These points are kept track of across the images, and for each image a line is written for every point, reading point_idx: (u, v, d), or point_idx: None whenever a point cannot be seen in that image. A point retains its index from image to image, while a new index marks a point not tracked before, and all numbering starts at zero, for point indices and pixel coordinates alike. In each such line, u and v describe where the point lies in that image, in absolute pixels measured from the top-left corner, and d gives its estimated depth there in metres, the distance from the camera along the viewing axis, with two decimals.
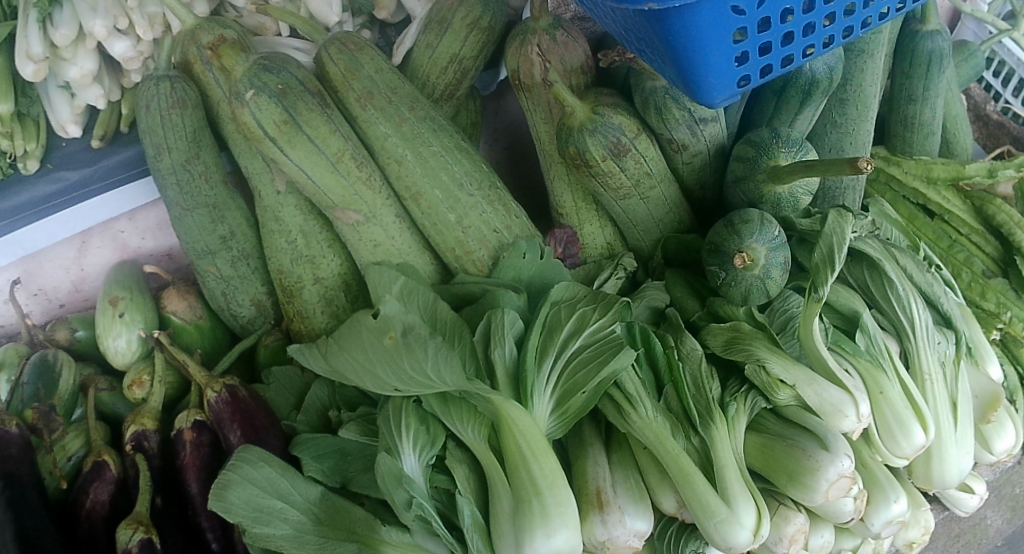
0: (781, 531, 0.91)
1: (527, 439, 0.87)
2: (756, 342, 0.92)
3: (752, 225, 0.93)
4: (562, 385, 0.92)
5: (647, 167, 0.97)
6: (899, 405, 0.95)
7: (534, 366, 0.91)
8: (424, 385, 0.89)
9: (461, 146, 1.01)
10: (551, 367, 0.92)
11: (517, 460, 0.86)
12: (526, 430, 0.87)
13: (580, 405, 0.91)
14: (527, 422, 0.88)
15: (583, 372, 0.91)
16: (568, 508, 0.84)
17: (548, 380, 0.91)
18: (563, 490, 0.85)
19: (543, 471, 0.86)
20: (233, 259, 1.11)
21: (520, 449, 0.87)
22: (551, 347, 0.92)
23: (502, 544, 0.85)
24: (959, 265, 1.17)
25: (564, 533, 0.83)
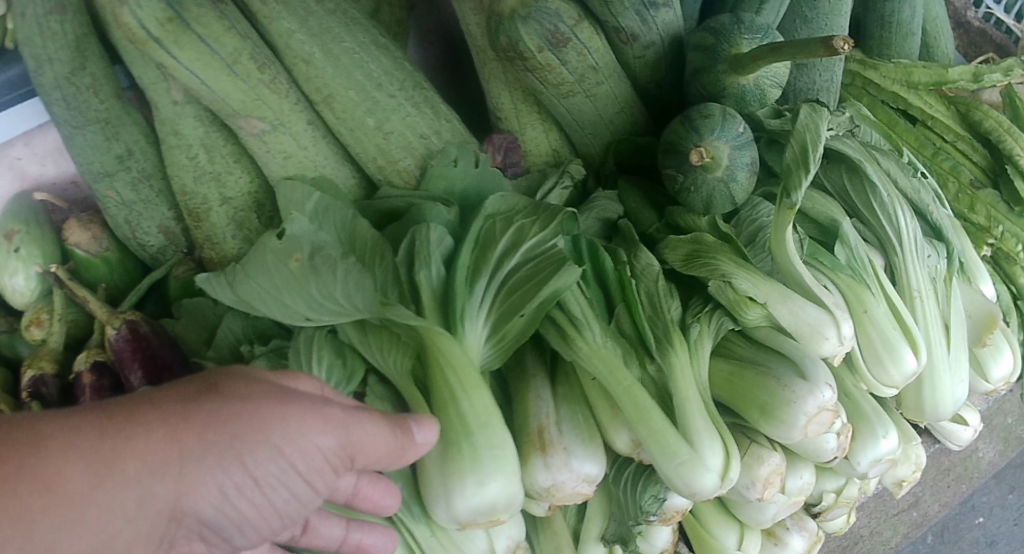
0: (753, 473, 0.77)
1: (456, 373, 0.74)
2: (721, 257, 0.80)
3: (714, 120, 0.81)
4: (498, 308, 0.80)
5: (592, 60, 0.85)
6: (886, 327, 0.83)
7: (465, 287, 0.79)
8: (338, 311, 0.77)
9: (378, 42, 0.90)
10: (485, 289, 0.80)
11: (445, 398, 0.74)
12: (457, 363, 0.75)
13: (520, 330, 0.79)
14: (457, 351, 0.75)
15: (521, 291, 0.80)
16: (505, 451, 0.72)
17: (482, 302, 0.79)
18: (499, 434, 0.73)
19: (476, 408, 0.73)
20: (133, 181, 0.99)
21: (449, 385, 0.74)
22: (484, 265, 0.80)
23: (430, 494, 0.73)
24: (946, 175, 1.07)
25: (499, 480, 0.71)
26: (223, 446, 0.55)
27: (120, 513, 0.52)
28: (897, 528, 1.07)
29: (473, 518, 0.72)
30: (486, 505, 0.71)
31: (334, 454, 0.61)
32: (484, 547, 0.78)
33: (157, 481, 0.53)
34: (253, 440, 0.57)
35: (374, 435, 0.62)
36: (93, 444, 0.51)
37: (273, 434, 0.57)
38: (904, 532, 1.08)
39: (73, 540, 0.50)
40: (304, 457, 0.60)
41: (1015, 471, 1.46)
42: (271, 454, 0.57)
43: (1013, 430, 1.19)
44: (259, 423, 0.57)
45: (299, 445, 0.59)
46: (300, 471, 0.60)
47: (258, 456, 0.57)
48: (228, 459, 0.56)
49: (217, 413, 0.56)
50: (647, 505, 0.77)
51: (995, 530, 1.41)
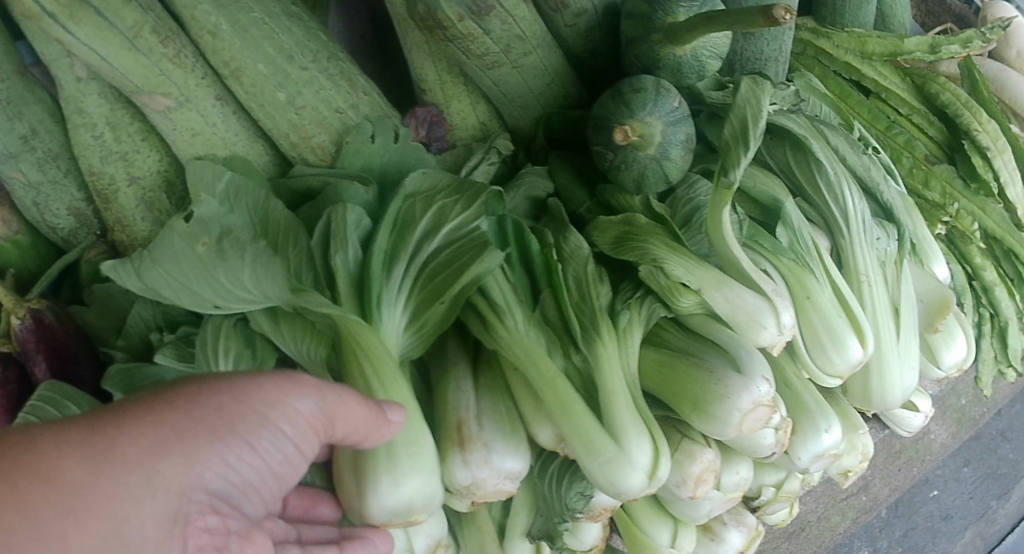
0: (684, 471, 0.73)
1: (373, 367, 0.69)
2: (651, 240, 0.75)
3: (646, 94, 0.76)
4: (419, 293, 0.75)
5: (518, 28, 0.81)
6: (830, 314, 0.79)
7: (380, 271, 0.73)
8: (251, 298, 0.70)
9: (290, 11, 0.84)
10: (403, 273, 0.74)
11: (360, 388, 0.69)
12: (376, 356, 0.69)
13: (440, 317, 0.74)
14: (372, 339, 0.69)
15: (441, 276, 0.74)
16: (423, 448, 0.66)
17: (400, 288, 0.74)
18: (415, 430, 0.67)
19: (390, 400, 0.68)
20: (38, 162, 0.92)
21: (364, 380, 0.69)
22: (403, 249, 0.74)
23: (345, 494, 0.68)
24: (900, 149, 1.05)
25: (415, 480, 0.65)
26: (213, 420, 0.54)
27: (127, 498, 0.48)
28: (845, 513, 1.06)
29: (388, 520, 0.65)
30: (404, 506, 0.65)
31: (319, 416, 0.60)
32: (403, 546, 0.73)
33: (159, 459, 0.50)
34: (240, 412, 0.55)
35: (356, 402, 0.61)
36: (82, 435, 0.48)
37: (257, 403, 0.57)
38: (852, 517, 1.06)
39: (84, 530, 0.46)
40: (291, 424, 0.58)
41: (969, 444, 1.46)
42: (261, 422, 0.56)
43: (967, 411, 1.18)
44: (240, 396, 0.56)
45: (285, 412, 0.58)
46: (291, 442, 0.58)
47: (250, 426, 0.55)
48: (219, 432, 0.54)
49: (198, 394, 0.54)
50: (573, 503, 0.73)
51: (949, 504, 1.40)
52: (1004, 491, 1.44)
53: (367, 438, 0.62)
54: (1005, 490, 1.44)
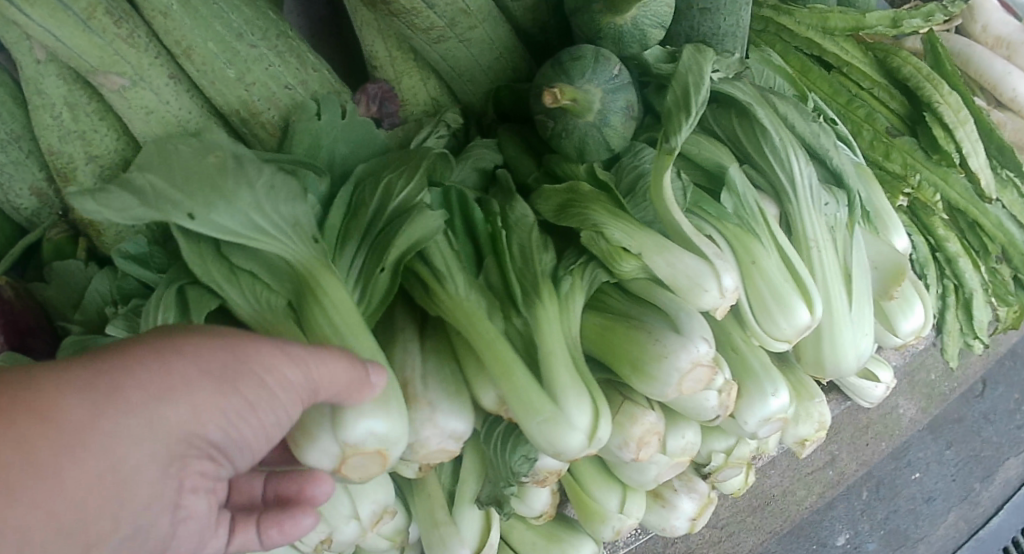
0: (626, 433, 0.73)
1: (339, 313, 0.67)
2: (593, 206, 0.76)
3: (584, 62, 0.77)
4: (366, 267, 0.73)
5: (463, 3, 0.82)
6: (775, 278, 0.79)
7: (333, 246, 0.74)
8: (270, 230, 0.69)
9: None
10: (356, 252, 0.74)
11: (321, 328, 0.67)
12: (339, 300, 0.67)
13: (383, 287, 0.73)
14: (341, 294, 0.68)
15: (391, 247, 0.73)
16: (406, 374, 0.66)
17: (353, 262, 0.73)
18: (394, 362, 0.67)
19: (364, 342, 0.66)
20: (0, 143, 0.94)
21: (331, 322, 0.67)
22: (354, 228, 0.75)
23: (311, 424, 0.64)
24: (861, 122, 1.04)
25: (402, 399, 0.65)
26: (215, 374, 0.54)
27: (126, 443, 0.49)
28: (812, 487, 1.06)
29: (363, 442, 0.63)
30: (382, 431, 0.63)
31: (313, 384, 0.59)
32: (349, 511, 0.73)
33: (165, 405, 0.51)
34: (241, 368, 0.55)
35: (347, 364, 0.60)
36: (88, 377, 0.48)
37: (259, 361, 0.56)
38: (819, 492, 1.06)
39: (82, 468, 0.47)
40: (288, 387, 0.58)
41: (952, 425, 1.35)
42: (262, 382, 0.56)
43: (937, 386, 1.17)
44: (242, 353, 0.56)
45: (286, 370, 0.57)
46: (283, 402, 0.58)
47: (250, 384, 0.55)
48: (220, 386, 0.54)
49: (204, 344, 0.54)
50: (518, 466, 0.73)
51: (933, 485, 1.30)
52: (988, 472, 1.33)
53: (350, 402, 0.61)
54: (989, 472, 1.33)
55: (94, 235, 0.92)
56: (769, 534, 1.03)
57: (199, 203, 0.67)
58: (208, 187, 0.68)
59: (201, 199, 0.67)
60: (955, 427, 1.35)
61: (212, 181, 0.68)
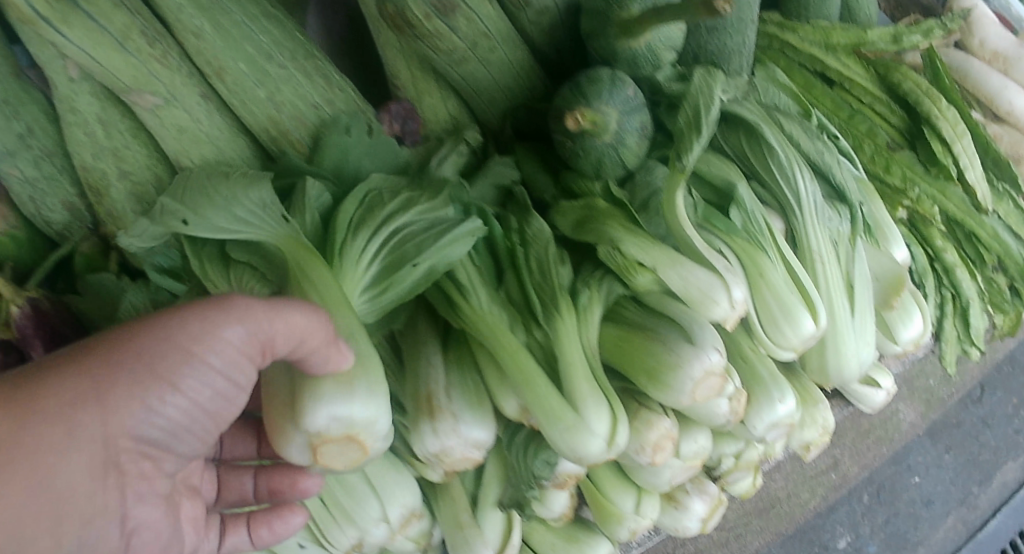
0: (642, 438, 0.77)
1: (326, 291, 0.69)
2: (609, 222, 0.80)
3: (601, 85, 0.81)
4: (387, 260, 0.76)
5: (483, 26, 0.86)
6: (782, 290, 0.83)
7: (348, 233, 0.75)
8: (252, 219, 0.73)
9: (269, 13, 0.90)
10: (373, 243, 0.75)
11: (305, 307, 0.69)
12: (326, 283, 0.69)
13: (404, 280, 0.76)
14: (332, 284, 0.70)
15: (415, 243, 0.76)
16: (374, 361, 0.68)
17: (368, 249, 0.75)
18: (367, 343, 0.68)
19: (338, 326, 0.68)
20: (35, 159, 0.98)
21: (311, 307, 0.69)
22: (370, 221, 0.76)
23: (280, 421, 0.67)
24: (863, 136, 1.10)
25: (366, 386, 0.66)
26: (134, 363, 0.59)
27: (49, 445, 0.56)
28: (815, 490, 1.10)
29: (327, 428, 0.65)
30: (345, 416, 0.65)
31: (246, 346, 0.62)
32: (378, 515, 0.78)
33: (81, 406, 0.57)
34: (159, 351, 0.60)
35: (304, 317, 0.63)
36: (1, 402, 0.54)
37: (180, 341, 0.60)
38: (822, 494, 1.11)
39: (14, 475, 0.54)
40: (218, 356, 0.62)
41: (952, 430, 1.37)
42: (185, 358, 0.60)
43: (936, 392, 1.21)
44: (161, 335, 0.60)
45: (213, 341, 0.61)
46: (220, 369, 0.63)
47: (174, 362, 0.60)
48: (140, 373, 0.59)
49: (118, 340, 0.59)
50: (539, 471, 0.77)
51: (931, 490, 1.34)
52: (985, 477, 1.37)
53: (316, 370, 0.64)
54: (987, 476, 1.37)
55: (127, 250, 0.96)
56: (774, 534, 1.07)
57: (193, 206, 0.72)
58: (197, 190, 0.74)
59: (195, 201, 0.72)
60: (954, 432, 1.38)
61: (205, 186, 0.74)
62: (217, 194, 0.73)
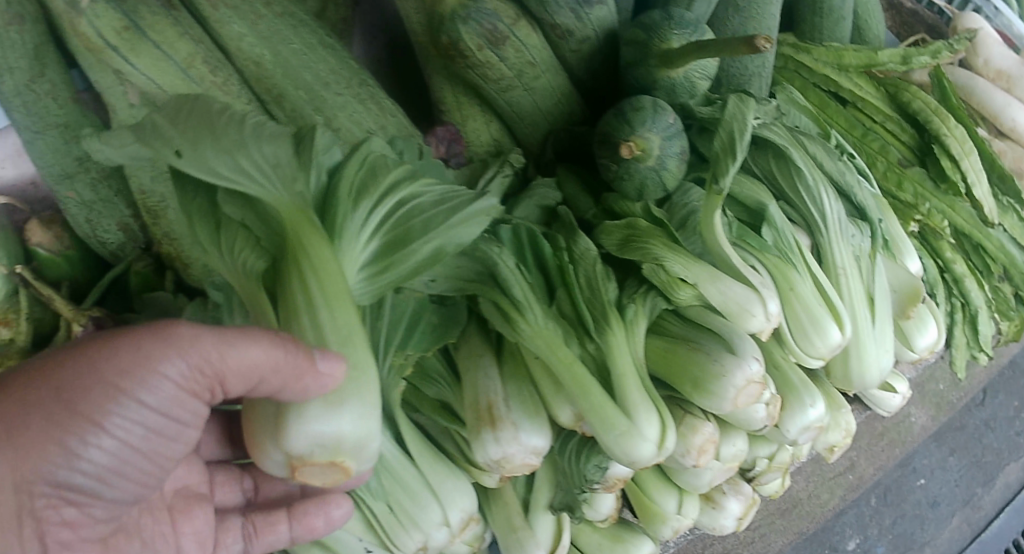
0: (688, 443, 0.83)
1: (320, 282, 0.66)
2: (652, 241, 0.85)
3: (644, 112, 0.86)
4: (388, 235, 0.73)
5: (529, 56, 0.91)
6: (811, 303, 0.89)
7: (353, 205, 0.71)
8: (252, 174, 0.67)
9: (324, 43, 0.95)
10: (372, 212, 0.72)
11: (301, 299, 0.66)
12: (322, 270, 0.66)
13: (404, 260, 0.73)
14: (331, 261, 0.67)
15: (420, 219, 0.73)
16: (369, 379, 0.66)
17: (367, 220, 0.72)
18: (361, 350, 0.66)
19: (335, 322, 0.66)
20: (92, 182, 1.03)
21: (304, 285, 0.66)
22: (373, 187, 0.73)
23: (264, 439, 0.66)
24: (875, 154, 1.15)
25: (355, 407, 0.64)
26: (52, 402, 0.63)
27: None
28: (834, 491, 1.16)
29: (312, 452, 0.64)
30: (332, 436, 0.64)
31: (175, 377, 0.66)
32: (440, 518, 0.82)
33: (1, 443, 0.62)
34: (87, 386, 0.64)
35: (256, 348, 0.64)
36: None
37: (104, 376, 0.64)
38: (841, 494, 1.17)
39: None
40: (147, 391, 0.65)
41: (955, 433, 1.44)
42: (109, 393, 0.64)
43: (945, 395, 1.28)
44: (90, 368, 0.64)
45: (149, 375, 0.65)
46: (153, 403, 0.66)
47: (94, 398, 0.64)
48: (59, 409, 0.63)
49: (41, 378, 0.64)
50: (591, 474, 0.82)
51: (937, 492, 1.40)
52: (988, 477, 1.44)
53: (287, 394, 0.63)
54: (990, 477, 1.44)
55: (180, 268, 1.02)
56: (796, 534, 1.13)
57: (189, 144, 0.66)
58: (201, 125, 0.67)
59: (191, 140, 0.66)
60: (958, 434, 1.45)
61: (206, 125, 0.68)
62: (225, 140, 0.67)
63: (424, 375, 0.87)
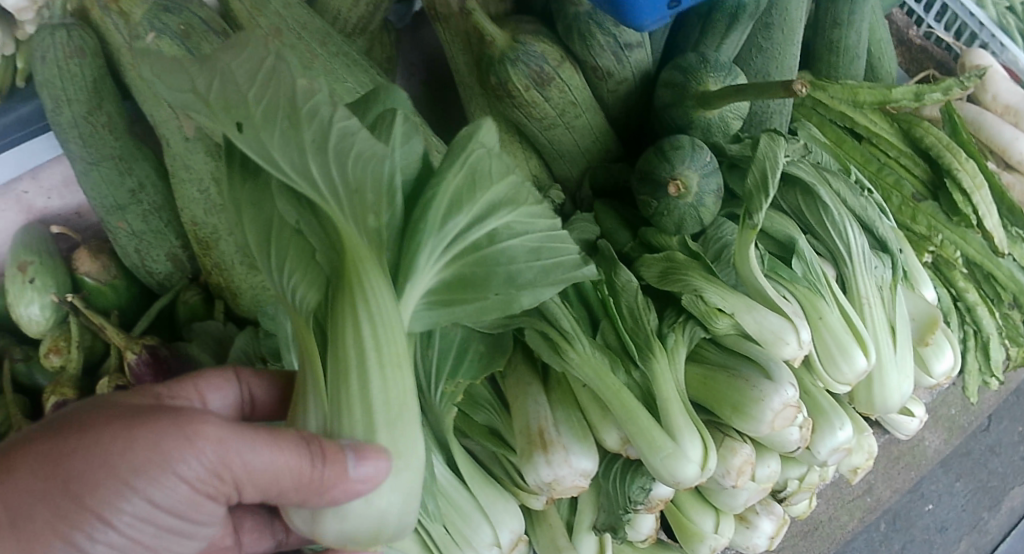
0: (727, 463, 0.87)
1: (375, 335, 0.62)
2: (692, 272, 0.89)
3: (683, 151, 0.91)
4: (461, 268, 0.69)
5: (572, 96, 0.96)
6: (839, 331, 0.93)
7: (440, 221, 0.66)
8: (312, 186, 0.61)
9: (375, 80, 1.00)
10: (448, 248, 0.68)
11: (350, 348, 0.62)
12: (378, 322, 0.62)
13: (469, 301, 0.70)
14: (388, 308, 0.63)
15: (499, 265, 0.69)
16: (411, 473, 0.63)
17: (440, 256, 0.68)
18: (407, 434, 0.63)
19: (386, 394, 0.62)
20: (144, 214, 1.08)
21: (357, 332, 0.62)
22: (466, 211, 0.67)
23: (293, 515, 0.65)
24: (890, 188, 1.21)
25: (393, 499, 0.63)
26: (57, 496, 0.62)
27: None
28: (853, 513, 1.21)
29: (343, 543, 0.64)
30: (370, 528, 0.63)
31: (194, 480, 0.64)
32: (490, 538, 0.86)
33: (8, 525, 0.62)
34: (96, 481, 0.62)
35: (283, 459, 0.62)
36: None
37: (117, 472, 0.62)
38: (860, 516, 1.21)
39: None
40: (162, 491, 0.64)
41: (961, 458, 1.49)
42: (120, 488, 0.63)
43: (957, 419, 1.33)
44: (100, 464, 0.62)
45: (163, 474, 0.63)
46: (168, 494, 0.64)
47: (103, 494, 0.63)
48: (65, 499, 0.62)
49: (47, 462, 0.62)
50: (635, 496, 0.86)
51: (944, 517, 1.44)
52: (995, 502, 1.49)
53: (316, 501, 0.62)
54: (996, 501, 1.49)
55: (230, 297, 1.09)
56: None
57: (256, 118, 0.60)
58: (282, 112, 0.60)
59: (263, 118, 0.60)
60: (964, 460, 1.50)
61: (288, 107, 0.60)
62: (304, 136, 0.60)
63: (472, 402, 0.90)
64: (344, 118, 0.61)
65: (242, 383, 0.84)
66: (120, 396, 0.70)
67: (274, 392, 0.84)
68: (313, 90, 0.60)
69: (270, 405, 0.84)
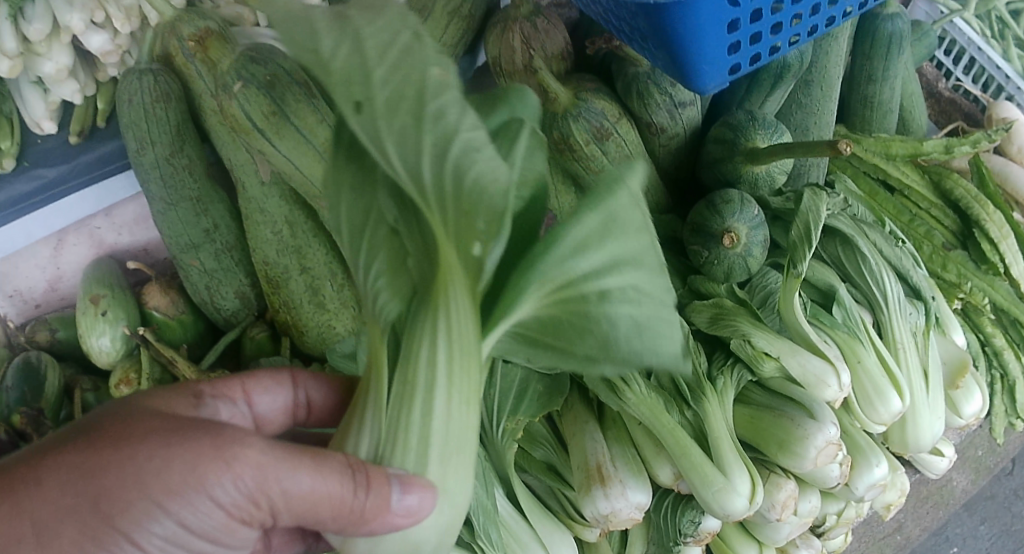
0: (773, 498, 0.93)
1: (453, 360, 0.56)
2: (739, 318, 0.95)
3: (733, 205, 0.97)
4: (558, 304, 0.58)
5: (627, 149, 1.02)
6: (876, 374, 0.99)
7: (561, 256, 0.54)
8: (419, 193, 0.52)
9: None
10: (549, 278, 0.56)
11: (424, 372, 0.56)
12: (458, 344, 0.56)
13: (556, 342, 0.60)
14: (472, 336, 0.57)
15: (596, 324, 0.56)
16: (456, 506, 0.58)
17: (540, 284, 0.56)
18: (459, 470, 0.57)
19: (449, 430, 0.56)
20: (216, 252, 1.16)
21: (433, 353, 0.56)
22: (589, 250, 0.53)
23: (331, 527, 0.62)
24: (921, 238, 1.26)
25: (431, 531, 0.58)
26: (86, 510, 0.59)
27: None
28: (883, 550, 1.25)
29: None
30: None
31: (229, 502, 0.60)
32: None
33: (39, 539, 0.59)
34: (126, 500, 0.58)
35: (325, 488, 0.57)
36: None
37: (149, 488, 0.58)
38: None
39: None
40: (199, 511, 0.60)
41: (986, 502, 1.54)
42: (151, 504, 0.59)
43: (984, 461, 1.38)
44: (132, 481, 0.58)
45: (198, 497, 0.59)
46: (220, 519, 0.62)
47: (134, 512, 0.59)
48: (96, 515, 0.59)
49: (80, 473, 0.59)
50: (685, 527, 0.92)
51: None
52: None
53: (354, 530, 0.58)
54: None
55: (295, 334, 1.17)
56: None
57: (378, 103, 0.48)
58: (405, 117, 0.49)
59: (386, 107, 0.48)
60: (989, 503, 1.54)
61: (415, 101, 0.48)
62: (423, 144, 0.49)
63: (531, 439, 0.98)
64: (472, 128, 0.47)
65: (298, 387, 0.86)
66: (154, 400, 0.68)
67: (333, 395, 0.86)
68: (448, 84, 0.47)
69: (327, 408, 0.86)
